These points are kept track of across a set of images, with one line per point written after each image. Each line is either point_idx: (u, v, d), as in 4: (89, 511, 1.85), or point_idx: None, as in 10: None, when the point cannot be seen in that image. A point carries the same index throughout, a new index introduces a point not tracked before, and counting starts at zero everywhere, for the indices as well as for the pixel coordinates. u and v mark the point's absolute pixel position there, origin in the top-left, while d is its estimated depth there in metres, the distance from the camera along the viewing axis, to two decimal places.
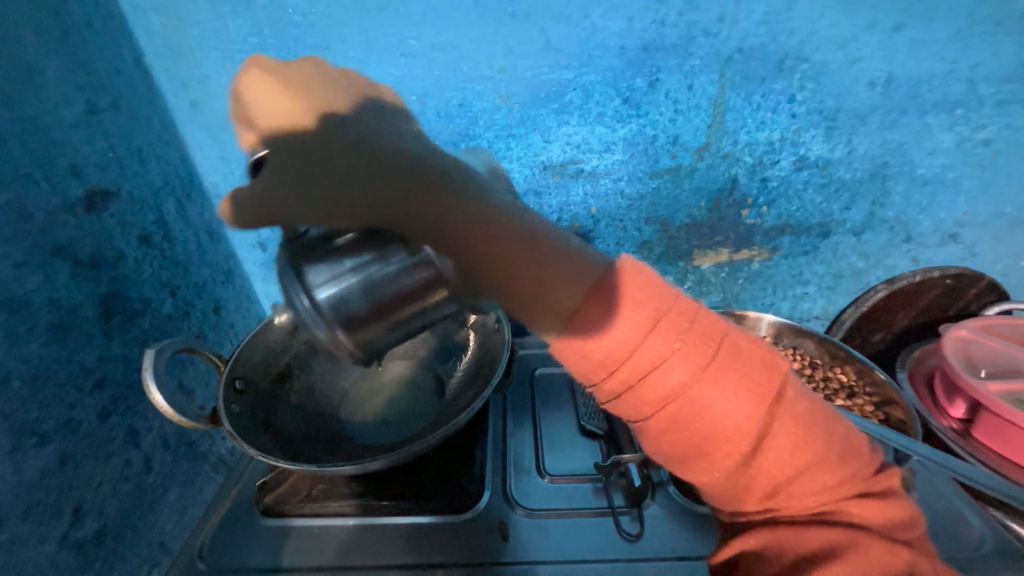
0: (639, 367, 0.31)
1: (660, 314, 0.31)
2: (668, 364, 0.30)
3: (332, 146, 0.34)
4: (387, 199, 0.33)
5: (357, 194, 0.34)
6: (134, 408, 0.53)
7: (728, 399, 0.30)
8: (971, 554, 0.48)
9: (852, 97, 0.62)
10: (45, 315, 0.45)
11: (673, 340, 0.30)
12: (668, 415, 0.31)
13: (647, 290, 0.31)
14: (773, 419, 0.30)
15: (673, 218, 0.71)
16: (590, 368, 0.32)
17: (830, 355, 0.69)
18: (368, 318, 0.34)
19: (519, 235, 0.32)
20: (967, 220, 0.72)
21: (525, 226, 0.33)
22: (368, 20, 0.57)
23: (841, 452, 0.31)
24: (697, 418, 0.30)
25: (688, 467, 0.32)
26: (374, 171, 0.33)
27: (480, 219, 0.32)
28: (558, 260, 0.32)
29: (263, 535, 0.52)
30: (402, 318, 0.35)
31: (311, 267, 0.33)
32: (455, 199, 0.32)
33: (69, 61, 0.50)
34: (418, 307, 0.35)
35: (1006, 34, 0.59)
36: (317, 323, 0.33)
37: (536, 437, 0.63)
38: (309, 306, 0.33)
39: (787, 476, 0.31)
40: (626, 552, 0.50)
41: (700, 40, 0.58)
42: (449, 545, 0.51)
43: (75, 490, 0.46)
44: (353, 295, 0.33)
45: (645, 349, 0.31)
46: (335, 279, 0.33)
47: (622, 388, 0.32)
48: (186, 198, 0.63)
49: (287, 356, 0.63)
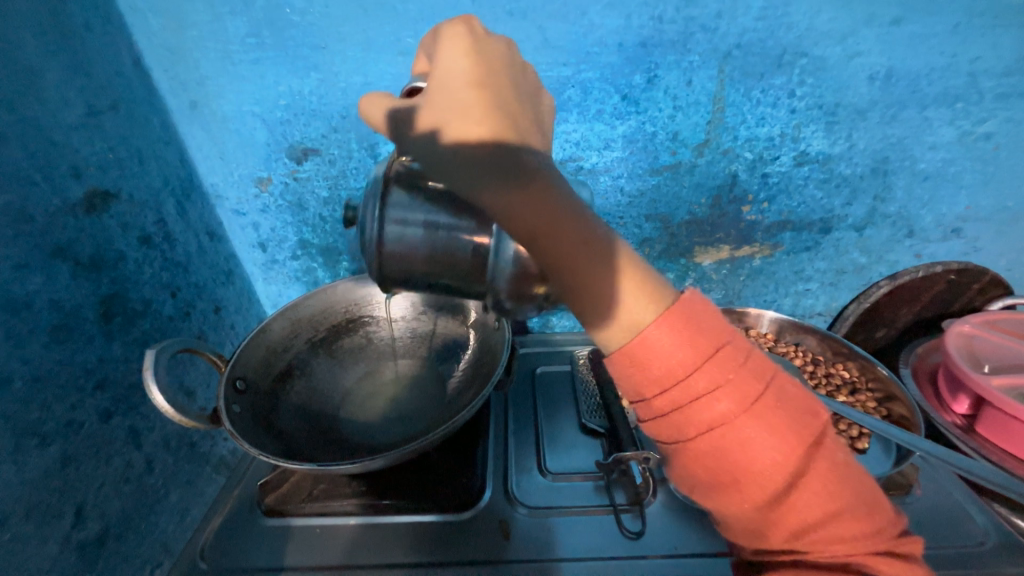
0: (689, 393, 0.30)
1: (720, 343, 0.30)
2: (719, 393, 0.29)
3: (448, 113, 0.33)
4: (506, 201, 0.32)
5: (486, 183, 0.32)
6: (135, 409, 0.53)
7: (771, 432, 0.29)
8: (976, 550, 0.48)
9: (852, 91, 0.62)
10: (46, 316, 0.45)
11: (727, 371, 0.30)
12: (709, 441, 0.30)
13: (709, 321, 0.31)
14: (810, 459, 0.30)
15: (673, 215, 0.71)
16: (637, 390, 0.31)
17: (832, 351, 0.69)
18: (413, 256, 0.39)
19: (606, 260, 0.32)
20: (969, 214, 0.72)
21: (612, 252, 0.32)
22: (365, 19, 0.56)
23: (869, 503, 0.31)
24: (738, 449, 0.29)
25: (718, 494, 0.31)
26: (511, 170, 0.32)
27: (570, 227, 0.32)
28: (635, 286, 0.32)
29: (265, 535, 0.52)
30: (437, 273, 0.40)
31: (397, 196, 0.38)
32: (560, 218, 0.32)
33: (69, 62, 0.50)
34: (455, 274, 0.39)
35: (1007, 27, 0.59)
36: (371, 236, 0.38)
37: (537, 436, 0.63)
38: (377, 226, 0.38)
39: (816, 518, 0.30)
40: (628, 549, 0.50)
41: (698, 36, 0.58)
42: (449, 544, 0.50)
43: (77, 491, 0.46)
44: (414, 234, 0.38)
45: (697, 377, 0.29)
46: (411, 215, 0.38)
47: (668, 408, 0.30)
48: (186, 199, 0.63)
49: (289, 356, 0.64)
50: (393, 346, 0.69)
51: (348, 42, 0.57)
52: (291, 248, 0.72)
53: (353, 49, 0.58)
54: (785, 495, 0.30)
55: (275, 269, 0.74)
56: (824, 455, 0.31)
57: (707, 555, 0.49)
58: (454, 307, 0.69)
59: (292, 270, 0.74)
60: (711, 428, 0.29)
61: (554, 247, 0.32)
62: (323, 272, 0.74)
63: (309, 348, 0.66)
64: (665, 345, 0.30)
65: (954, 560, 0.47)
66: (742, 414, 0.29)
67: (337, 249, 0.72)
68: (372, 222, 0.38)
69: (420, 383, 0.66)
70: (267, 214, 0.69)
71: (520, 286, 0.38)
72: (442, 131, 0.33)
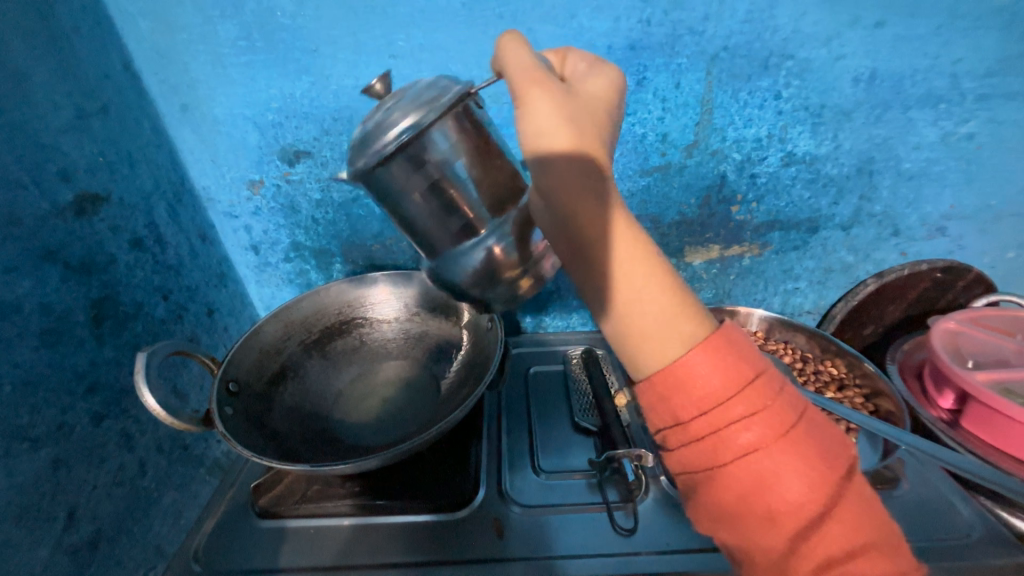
0: (720, 418, 0.29)
1: (755, 372, 0.30)
2: (752, 419, 0.29)
3: (577, 113, 0.34)
4: (580, 198, 0.33)
5: (577, 172, 0.33)
6: (127, 412, 0.53)
7: (801, 460, 0.29)
8: (962, 542, 0.49)
9: (836, 93, 0.63)
10: (37, 320, 0.45)
11: (762, 400, 0.29)
12: (739, 466, 0.29)
13: (744, 349, 0.31)
14: (841, 492, 0.29)
15: (664, 215, 0.72)
16: (667, 411, 0.30)
17: (821, 349, 0.70)
18: (417, 179, 0.37)
19: (648, 283, 0.32)
20: (953, 213, 0.73)
21: (658, 276, 0.32)
22: (356, 22, 0.57)
23: (896, 543, 0.29)
24: (768, 475, 0.29)
25: (744, 527, 0.30)
26: (600, 177, 0.33)
27: (623, 246, 0.32)
28: (674, 313, 0.31)
29: (259, 537, 0.52)
30: (418, 216, 0.39)
31: (449, 126, 0.37)
32: (616, 237, 0.32)
33: (59, 66, 0.50)
34: (432, 230, 0.40)
35: (986, 30, 0.60)
36: (379, 144, 0.36)
37: (530, 435, 0.63)
38: (412, 132, 0.35)
39: (847, 556, 0.28)
40: (621, 546, 0.50)
41: (686, 39, 0.59)
42: (443, 544, 0.51)
43: (69, 494, 0.46)
44: (438, 166, 0.37)
45: (730, 404, 0.29)
46: (452, 153, 0.37)
47: (707, 430, 0.30)
48: (178, 202, 0.63)
49: (283, 358, 0.64)
50: (387, 347, 0.70)
51: (340, 46, 0.58)
52: (284, 251, 0.72)
53: (345, 52, 0.58)
54: (818, 530, 0.28)
55: (268, 272, 0.74)
56: (855, 490, 0.30)
57: (699, 550, 0.49)
58: (447, 307, 0.70)
59: (285, 273, 0.74)
60: (747, 451, 0.29)
61: (616, 268, 0.32)
62: (316, 275, 0.74)
63: (302, 350, 0.66)
64: (699, 370, 0.30)
65: (940, 552, 0.48)
66: (779, 437, 0.29)
67: (330, 251, 0.72)
68: (395, 134, 0.36)
69: (414, 383, 0.66)
70: (259, 216, 0.69)
71: (487, 283, 0.40)
72: (551, 125, 0.33)
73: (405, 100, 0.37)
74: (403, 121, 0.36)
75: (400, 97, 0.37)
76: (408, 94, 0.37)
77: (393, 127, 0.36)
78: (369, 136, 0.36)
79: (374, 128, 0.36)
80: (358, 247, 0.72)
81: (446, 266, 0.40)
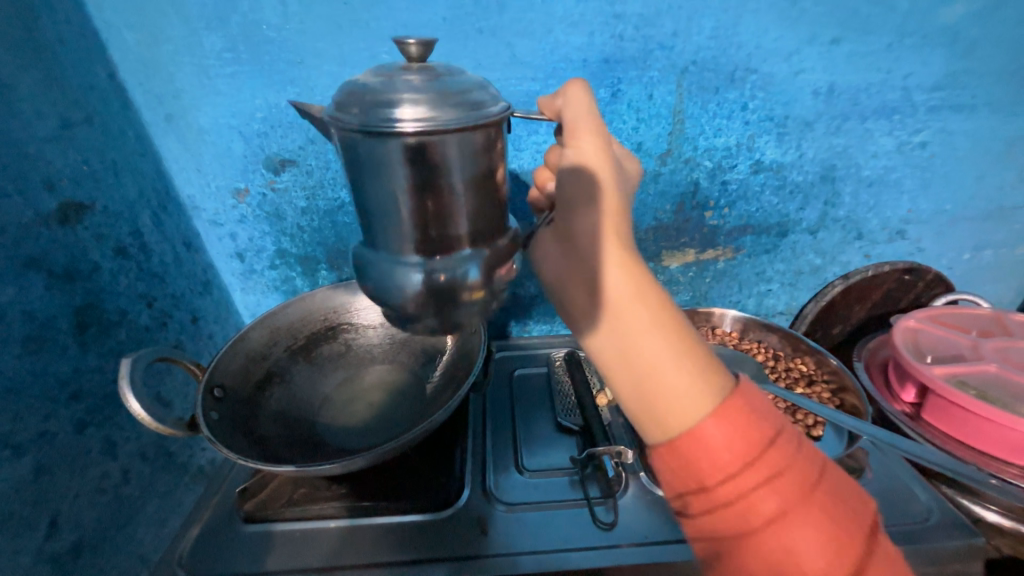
0: (740, 487, 0.32)
1: (770, 439, 0.33)
2: (769, 486, 0.32)
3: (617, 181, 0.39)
4: (608, 265, 0.37)
5: (607, 236, 0.37)
6: (111, 419, 0.53)
7: (820, 523, 0.31)
8: (921, 526, 0.51)
9: (799, 104, 0.67)
10: (20, 327, 0.45)
11: (777, 466, 0.32)
12: (765, 535, 0.31)
13: (759, 414, 0.34)
14: (868, 554, 0.31)
15: (641, 221, 0.75)
16: (693, 482, 0.33)
17: (791, 347, 0.73)
18: (408, 175, 0.36)
19: (672, 353, 0.35)
20: (911, 217, 0.78)
21: (680, 346, 0.35)
22: (340, 36, 0.59)
23: None
24: (792, 541, 0.31)
25: None
26: (624, 245, 0.38)
27: (648, 316, 0.36)
28: (698, 382, 0.34)
29: (245, 541, 0.53)
30: (394, 215, 0.38)
31: (464, 138, 0.35)
32: (638, 306, 0.36)
33: (44, 76, 0.51)
34: (399, 241, 0.39)
35: (933, 47, 0.65)
36: (374, 108, 0.34)
37: (514, 436, 0.65)
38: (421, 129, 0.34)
39: None
40: (601, 539, 0.52)
41: (657, 53, 0.62)
42: (428, 542, 0.52)
43: (50, 502, 0.46)
44: (435, 175, 0.36)
45: (747, 474, 0.32)
46: (457, 165, 0.36)
47: (732, 497, 0.32)
48: (163, 210, 0.64)
49: (267, 364, 0.64)
50: (373, 352, 0.71)
51: (325, 58, 0.60)
52: (269, 258, 0.73)
53: (329, 64, 0.60)
54: None
55: (254, 279, 0.75)
56: (882, 550, 0.32)
57: (676, 541, 0.51)
58: None
59: (270, 280, 0.75)
60: (771, 519, 0.31)
61: (637, 321, 0.35)
62: (301, 281, 0.75)
63: (288, 356, 0.67)
64: (718, 440, 0.32)
65: (901, 536, 0.50)
66: (798, 503, 0.32)
67: (316, 258, 0.73)
68: (397, 109, 0.34)
69: (399, 387, 0.67)
70: (244, 224, 0.70)
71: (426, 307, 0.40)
72: (591, 196, 0.38)
73: (430, 83, 0.35)
74: (414, 105, 0.34)
75: (426, 77, 0.36)
76: (436, 80, 0.35)
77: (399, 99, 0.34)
78: (374, 92, 0.35)
79: (383, 86, 0.35)
80: (343, 254, 0.74)
81: (384, 271, 0.39)
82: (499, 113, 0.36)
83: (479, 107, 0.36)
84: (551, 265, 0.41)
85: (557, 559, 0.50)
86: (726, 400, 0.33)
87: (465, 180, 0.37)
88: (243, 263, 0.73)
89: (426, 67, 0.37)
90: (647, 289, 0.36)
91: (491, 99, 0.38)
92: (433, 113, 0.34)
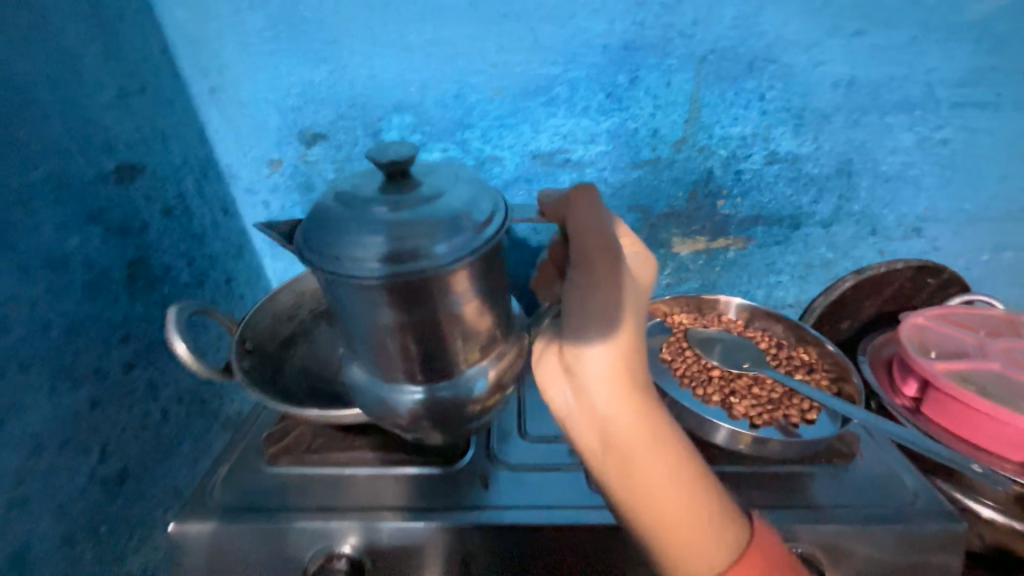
0: None
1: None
2: None
3: (629, 314, 0.39)
4: (627, 416, 0.40)
5: (620, 370, 0.40)
6: (154, 364, 0.58)
7: None
8: (906, 508, 0.53)
9: (817, 97, 0.67)
10: (82, 274, 0.50)
11: None
12: None
13: (769, 557, 0.38)
14: None
15: (653, 206, 0.77)
16: None
17: (795, 336, 0.74)
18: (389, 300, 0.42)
19: (688, 493, 0.39)
20: (928, 215, 0.77)
21: (694, 484, 0.40)
22: (373, 17, 0.62)
23: None
24: None
25: None
26: (637, 389, 0.40)
27: (665, 469, 0.39)
28: (713, 529, 0.39)
29: (268, 479, 0.58)
30: (389, 349, 0.46)
31: (445, 276, 0.41)
32: (650, 460, 0.40)
33: (104, 47, 0.55)
34: (395, 355, 0.46)
35: (959, 42, 0.64)
36: (356, 249, 0.40)
37: (518, 406, 0.69)
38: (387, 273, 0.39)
39: None
40: (595, 500, 0.54)
41: (676, 41, 0.64)
42: (434, 491, 0.56)
43: (103, 431, 0.52)
44: (423, 316, 0.44)
45: None
46: (449, 305, 0.43)
47: None
48: (204, 177, 0.69)
49: (293, 324, 0.69)
50: None
51: (357, 38, 0.63)
52: None
53: (361, 45, 0.63)
54: None
55: (283, 246, 0.80)
56: None
57: None
58: None
59: None
60: None
61: (651, 473, 0.39)
62: None
63: (312, 319, 0.71)
64: None
65: (885, 516, 0.52)
66: None
67: None
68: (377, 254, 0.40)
69: None
70: (276, 194, 0.74)
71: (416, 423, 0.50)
72: (606, 322, 0.38)
73: (413, 224, 0.40)
74: (379, 261, 0.40)
75: (408, 220, 0.40)
76: (417, 220, 0.40)
77: (378, 242, 0.40)
78: (358, 230, 0.40)
79: (365, 228, 0.40)
80: None
81: (384, 403, 0.50)
82: (479, 247, 0.40)
83: (457, 245, 0.41)
84: (556, 391, 0.43)
85: (553, 514, 0.53)
86: (738, 551, 0.38)
87: (461, 306, 0.44)
88: (274, 231, 0.78)
89: (415, 199, 0.41)
90: (649, 421, 0.40)
91: (473, 229, 0.41)
92: (393, 258, 0.39)
